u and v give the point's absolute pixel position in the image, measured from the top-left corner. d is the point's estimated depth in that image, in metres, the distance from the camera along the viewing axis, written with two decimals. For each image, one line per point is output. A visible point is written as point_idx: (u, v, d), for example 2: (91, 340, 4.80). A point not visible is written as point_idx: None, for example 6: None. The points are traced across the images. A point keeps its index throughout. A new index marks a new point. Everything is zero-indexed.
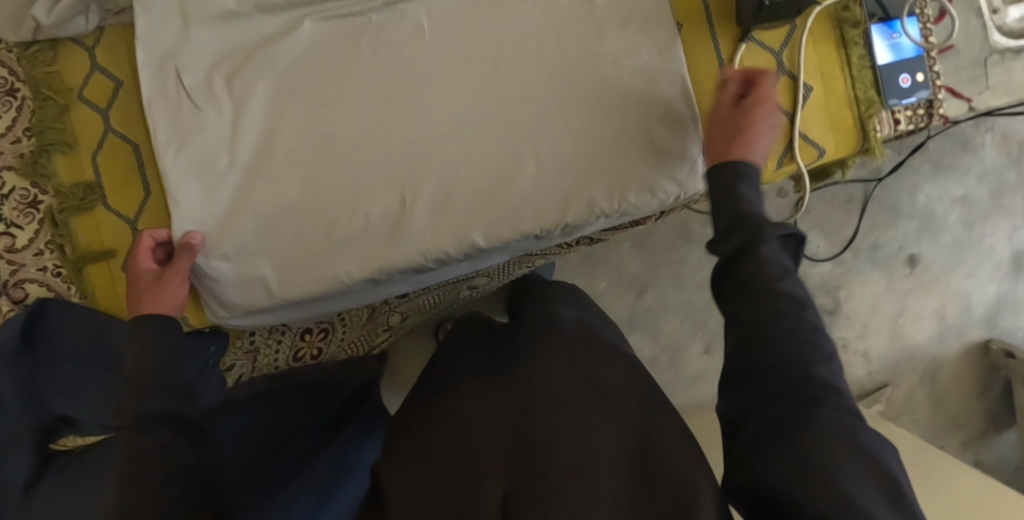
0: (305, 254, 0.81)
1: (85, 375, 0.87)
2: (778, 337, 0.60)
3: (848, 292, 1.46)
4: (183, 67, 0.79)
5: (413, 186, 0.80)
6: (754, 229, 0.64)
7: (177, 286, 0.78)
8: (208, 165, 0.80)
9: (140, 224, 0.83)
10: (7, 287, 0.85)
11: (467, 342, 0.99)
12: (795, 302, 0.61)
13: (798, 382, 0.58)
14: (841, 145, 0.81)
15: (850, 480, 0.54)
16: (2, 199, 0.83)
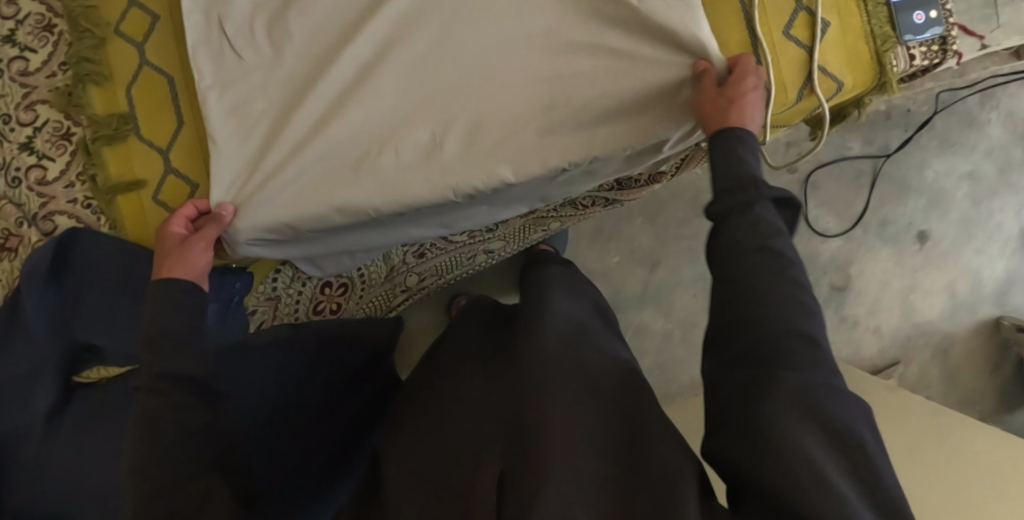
0: (331, 188, 0.81)
1: (112, 306, 0.87)
2: (771, 290, 0.63)
3: (859, 268, 1.47)
4: (226, 16, 0.83)
5: (447, 123, 0.82)
6: (748, 192, 0.67)
7: (200, 252, 0.81)
8: (245, 107, 0.83)
9: (171, 153, 0.85)
10: (37, 220, 0.86)
11: (472, 338, 1.01)
12: (782, 259, 0.64)
13: (780, 331, 0.61)
14: (859, 79, 0.83)
15: (805, 428, 0.57)
16: (36, 131, 0.86)
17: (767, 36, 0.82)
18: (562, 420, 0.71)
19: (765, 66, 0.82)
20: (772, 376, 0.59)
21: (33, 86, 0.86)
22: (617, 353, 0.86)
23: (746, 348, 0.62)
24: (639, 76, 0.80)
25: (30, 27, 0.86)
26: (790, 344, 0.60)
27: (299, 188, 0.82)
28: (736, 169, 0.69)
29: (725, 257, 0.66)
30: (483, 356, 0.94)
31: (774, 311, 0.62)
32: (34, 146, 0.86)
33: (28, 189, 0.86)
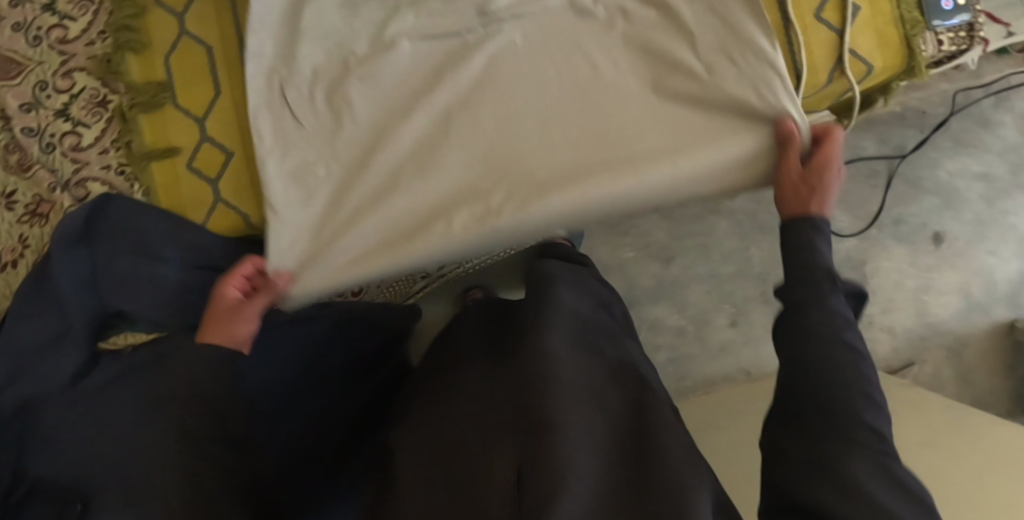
0: (394, 243, 0.87)
1: (146, 273, 0.88)
2: (826, 377, 0.63)
3: (873, 267, 1.48)
4: (286, 83, 0.88)
5: (492, 190, 0.86)
6: (819, 285, 0.69)
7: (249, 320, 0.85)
8: (305, 172, 0.88)
9: (208, 123, 0.87)
10: (69, 186, 0.86)
11: (474, 339, 1.00)
12: (855, 352, 0.65)
13: (842, 411, 0.61)
14: (888, 61, 0.84)
15: (885, 499, 0.55)
16: (72, 98, 0.86)
17: (798, 17, 0.83)
18: (575, 418, 0.72)
19: (796, 48, 0.83)
20: (845, 449, 0.58)
21: (71, 54, 0.87)
22: (614, 356, 0.88)
23: (811, 421, 0.62)
24: (698, 135, 0.84)
25: None
26: (861, 427, 0.60)
27: (353, 252, 0.88)
28: (804, 256, 0.71)
29: (792, 339, 0.67)
30: (483, 352, 0.95)
31: (838, 389, 0.62)
32: (68, 113, 0.86)
33: (61, 155, 0.86)
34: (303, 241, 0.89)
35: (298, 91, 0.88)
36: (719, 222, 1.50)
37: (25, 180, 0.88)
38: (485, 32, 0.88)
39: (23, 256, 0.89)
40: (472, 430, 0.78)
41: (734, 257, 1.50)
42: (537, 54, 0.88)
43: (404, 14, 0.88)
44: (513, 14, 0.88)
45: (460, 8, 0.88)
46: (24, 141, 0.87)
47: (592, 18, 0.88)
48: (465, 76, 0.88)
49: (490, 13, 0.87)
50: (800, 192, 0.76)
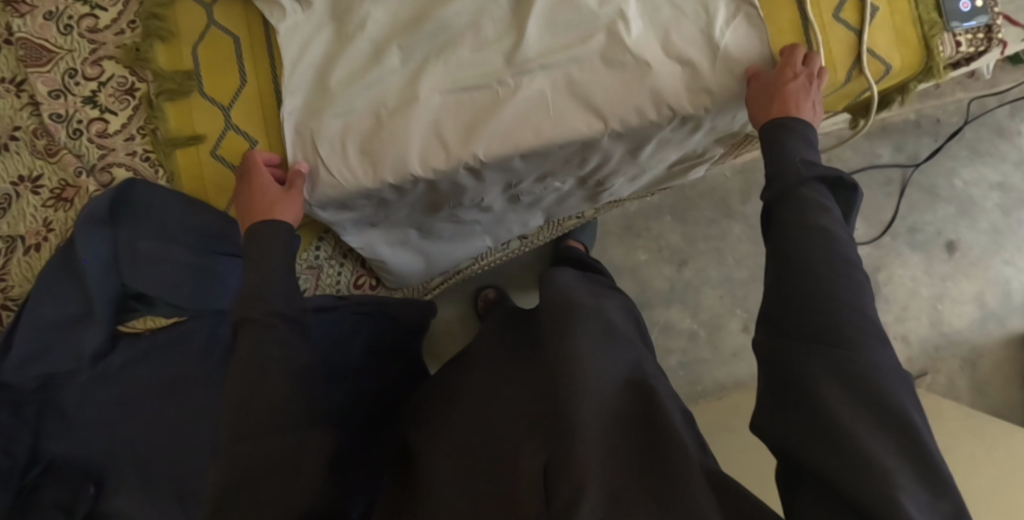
0: (439, 214, 1.01)
1: (169, 256, 0.86)
2: (816, 287, 0.66)
3: (887, 274, 1.48)
4: (319, 136, 0.83)
5: (520, 182, 0.94)
6: (792, 179, 0.73)
7: (285, 200, 0.83)
8: (349, 203, 0.88)
9: (232, 111, 0.87)
10: (95, 171, 0.88)
11: (498, 337, 1.01)
12: (835, 251, 0.68)
13: (831, 325, 0.63)
14: (906, 61, 0.85)
15: (864, 432, 0.58)
16: (101, 85, 0.89)
17: (817, 15, 0.84)
18: (598, 428, 0.71)
19: (815, 44, 0.83)
20: (831, 369, 0.61)
21: (101, 42, 0.89)
22: (638, 360, 0.87)
23: (805, 333, 0.64)
24: (672, 149, 0.95)
25: None
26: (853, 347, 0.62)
27: (418, 226, 1.04)
28: (784, 158, 0.76)
29: (784, 256, 0.70)
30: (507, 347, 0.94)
31: (828, 300, 0.65)
32: (96, 101, 0.89)
33: (88, 141, 0.89)
34: (364, 225, 0.99)
35: (329, 149, 0.84)
36: (733, 226, 1.51)
37: (51, 165, 0.90)
38: (516, 84, 0.81)
39: (46, 240, 0.90)
40: (496, 430, 0.79)
41: (748, 261, 1.50)
42: (570, 110, 0.81)
43: (430, 65, 0.82)
44: (541, 65, 0.81)
45: (489, 58, 0.82)
46: (53, 127, 0.89)
47: (624, 69, 0.80)
48: (503, 124, 0.81)
49: (521, 62, 0.81)
50: (774, 110, 0.78)
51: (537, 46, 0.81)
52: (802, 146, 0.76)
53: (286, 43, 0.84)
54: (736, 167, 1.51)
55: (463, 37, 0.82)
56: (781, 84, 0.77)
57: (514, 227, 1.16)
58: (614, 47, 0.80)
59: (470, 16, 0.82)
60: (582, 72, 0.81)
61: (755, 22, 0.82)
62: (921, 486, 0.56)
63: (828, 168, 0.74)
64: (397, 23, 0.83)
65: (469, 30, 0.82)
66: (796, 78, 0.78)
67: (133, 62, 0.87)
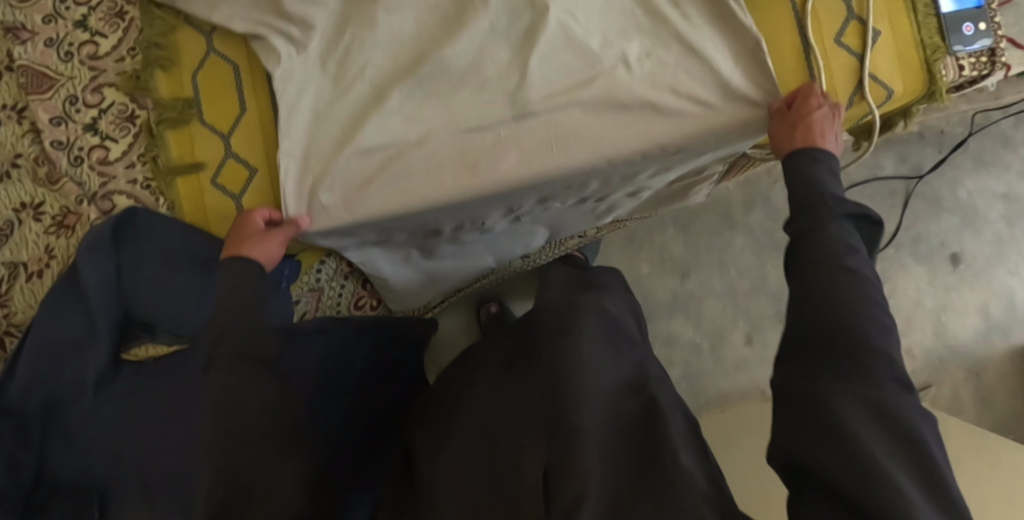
0: (440, 235, 1.01)
1: (172, 285, 0.88)
2: (839, 315, 0.64)
3: (891, 286, 1.48)
4: (319, 187, 0.83)
5: (520, 205, 0.94)
6: (823, 213, 0.69)
7: (271, 246, 0.82)
8: (350, 232, 0.89)
9: (231, 139, 0.86)
10: (96, 199, 0.89)
11: (497, 339, 1.01)
12: (858, 277, 0.65)
13: (852, 353, 0.62)
14: (909, 85, 0.84)
15: (885, 458, 0.57)
16: (102, 113, 0.89)
17: (818, 41, 0.83)
18: (596, 434, 0.71)
19: (817, 71, 0.82)
20: (853, 394, 0.60)
21: (102, 69, 0.90)
22: (646, 373, 0.87)
23: (825, 357, 0.63)
24: (673, 171, 0.95)
25: (103, 13, 0.90)
26: (869, 364, 0.61)
27: (420, 246, 1.04)
28: (805, 190, 0.72)
29: (800, 276, 0.67)
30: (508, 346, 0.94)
31: (846, 311, 0.63)
32: (97, 127, 0.89)
33: (89, 168, 0.89)
34: (365, 248, 0.99)
35: (329, 188, 0.83)
36: (736, 238, 1.50)
37: (53, 192, 0.90)
38: (518, 127, 0.81)
39: (48, 267, 0.90)
40: (496, 432, 0.78)
41: (751, 273, 1.49)
42: (571, 144, 0.80)
43: (433, 105, 0.82)
44: (546, 108, 0.80)
45: (493, 98, 0.81)
46: (54, 154, 0.89)
47: (627, 112, 0.80)
48: (506, 163, 0.81)
49: (523, 104, 0.81)
50: (800, 140, 0.76)
51: (541, 87, 0.80)
52: (828, 177, 0.73)
53: (282, 75, 0.83)
54: (738, 179, 1.50)
55: (466, 79, 0.82)
56: (806, 117, 0.76)
57: (515, 247, 1.16)
58: (618, 88, 0.80)
59: (474, 52, 0.81)
60: (586, 114, 0.81)
61: (755, 58, 0.80)
62: (935, 509, 0.55)
63: (854, 206, 0.70)
64: (398, 62, 0.82)
65: (471, 66, 0.81)
66: (821, 111, 0.77)
67: (133, 89, 0.87)
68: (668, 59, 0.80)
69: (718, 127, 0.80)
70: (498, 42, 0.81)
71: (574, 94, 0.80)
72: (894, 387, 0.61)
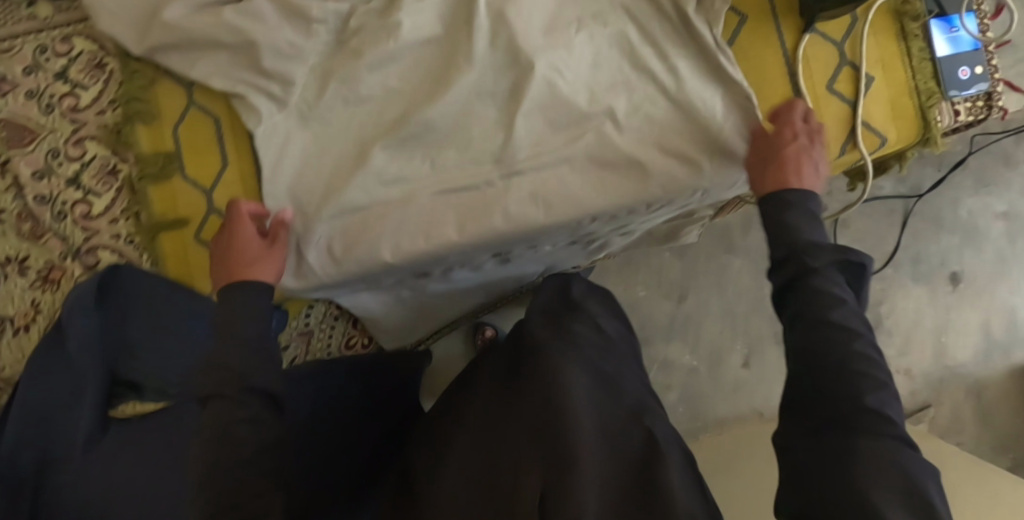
0: (429, 280, 1.00)
1: (162, 342, 0.88)
2: (835, 368, 0.65)
3: (889, 307, 1.46)
4: (304, 242, 0.83)
5: (509, 251, 0.93)
6: (803, 261, 0.69)
7: (273, 260, 0.78)
8: (338, 284, 0.88)
9: (215, 193, 0.86)
10: (80, 253, 0.88)
11: (490, 352, 0.99)
12: (849, 332, 0.66)
13: (852, 411, 0.62)
14: (903, 133, 0.83)
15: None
16: (83, 166, 0.87)
17: (810, 88, 0.82)
18: (596, 470, 0.73)
19: None
20: (861, 451, 0.60)
21: (83, 122, 0.88)
22: (645, 403, 0.87)
23: (823, 414, 0.64)
24: (664, 215, 0.93)
25: (83, 65, 0.89)
26: (871, 412, 0.62)
27: (410, 290, 1.03)
28: (790, 236, 0.71)
29: (796, 331, 0.68)
30: (497, 369, 0.93)
31: (843, 367, 0.65)
32: (80, 182, 0.87)
33: (73, 224, 0.88)
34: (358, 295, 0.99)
35: (316, 246, 0.83)
36: (733, 260, 1.49)
37: (38, 247, 0.89)
38: (505, 185, 0.81)
39: (36, 322, 0.90)
40: (495, 455, 0.79)
41: (748, 295, 1.48)
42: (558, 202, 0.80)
43: (419, 163, 0.82)
44: (532, 166, 0.80)
45: (479, 157, 0.81)
46: (37, 209, 0.88)
47: (617, 171, 0.81)
48: (495, 221, 0.80)
49: (511, 163, 0.81)
50: (771, 183, 0.75)
51: (528, 148, 0.80)
52: (802, 221, 0.72)
53: (263, 131, 0.82)
54: None
55: (453, 136, 0.81)
56: (780, 153, 0.76)
57: (509, 283, 1.13)
58: (605, 148, 0.80)
59: (459, 109, 0.80)
60: (573, 172, 0.81)
61: (748, 112, 0.80)
62: None
63: (840, 253, 0.69)
64: (382, 121, 0.82)
65: (456, 121, 0.81)
66: (794, 143, 0.76)
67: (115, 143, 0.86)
68: (657, 118, 0.80)
69: (707, 179, 0.81)
70: (482, 100, 0.81)
71: (562, 152, 0.80)
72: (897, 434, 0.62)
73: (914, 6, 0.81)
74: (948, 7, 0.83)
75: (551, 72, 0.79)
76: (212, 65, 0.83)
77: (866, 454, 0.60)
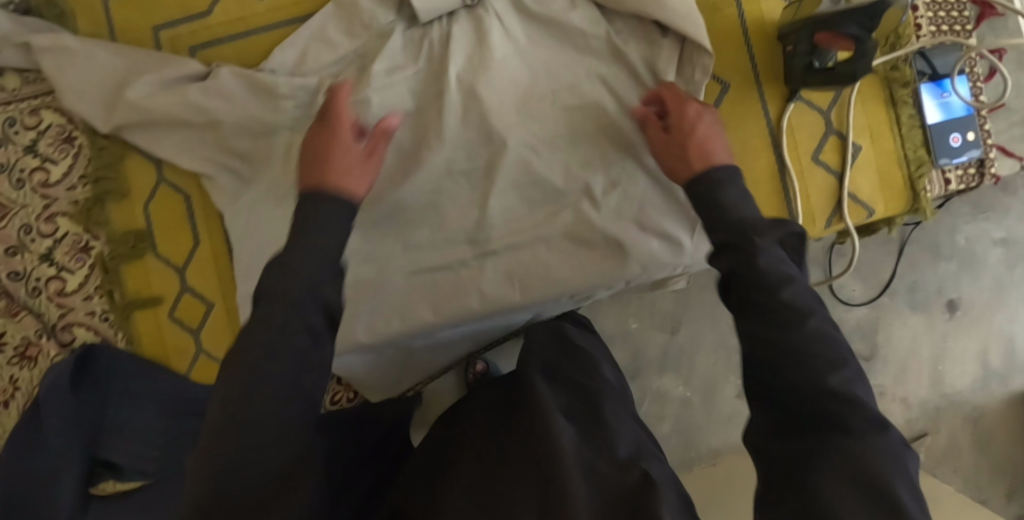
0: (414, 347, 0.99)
1: (138, 421, 0.86)
2: (791, 344, 0.55)
3: (884, 336, 1.40)
4: None
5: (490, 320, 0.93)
6: (745, 244, 0.62)
7: (363, 178, 0.66)
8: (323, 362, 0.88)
9: (188, 272, 0.87)
10: (55, 330, 0.87)
11: (482, 387, 0.89)
12: (800, 309, 0.57)
13: (816, 396, 0.53)
14: (891, 206, 0.83)
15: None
16: (55, 242, 0.87)
17: (795, 159, 0.82)
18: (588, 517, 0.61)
19: (790, 191, 0.81)
20: (826, 460, 0.51)
21: (53, 197, 0.87)
22: (630, 412, 0.80)
23: (790, 413, 0.54)
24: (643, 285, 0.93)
25: (52, 139, 0.87)
26: (836, 397, 0.53)
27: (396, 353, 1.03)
28: (723, 217, 0.65)
29: (742, 317, 0.59)
30: (484, 419, 0.80)
31: (809, 345, 0.55)
32: (53, 259, 0.87)
33: (47, 300, 0.87)
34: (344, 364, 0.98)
35: None
36: None
37: (14, 324, 0.88)
38: (480, 264, 0.80)
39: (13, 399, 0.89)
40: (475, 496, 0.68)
41: None
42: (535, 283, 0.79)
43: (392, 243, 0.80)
44: (507, 246, 0.79)
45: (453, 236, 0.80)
46: (10, 285, 0.87)
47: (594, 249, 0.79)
48: (471, 301, 0.79)
49: (485, 243, 0.80)
50: (696, 162, 0.69)
51: (502, 227, 0.79)
52: (736, 199, 0.66)
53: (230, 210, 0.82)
54: None
55: (425, 215, 0.80)
56: (691, 134, 0.71)
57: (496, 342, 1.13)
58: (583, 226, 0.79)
59: (430, 188, 0.79)
60: (551, 251, 0.79)
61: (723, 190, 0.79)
62: None
63: (781, 230, 0.63)
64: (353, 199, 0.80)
65: (427, 200, 0.79)
66: (696, 119, 0.72)
67: (88, 220, 0.86)
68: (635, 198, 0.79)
69: (688, 256, 0.80)
70: (453, 174, 0.79)
71: (537, 234, 0.79)
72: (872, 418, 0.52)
73: (903, 72, 0.82)
74: (941, 72, 0.83)
75: (527, 152, 0.78)
76: (183, 142, 0.82)
77: (830, 455, 0.51)
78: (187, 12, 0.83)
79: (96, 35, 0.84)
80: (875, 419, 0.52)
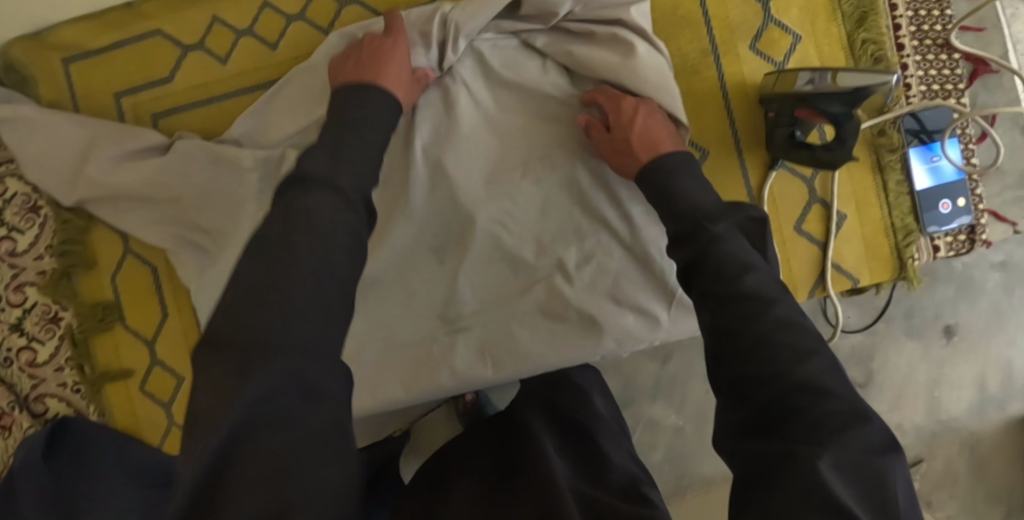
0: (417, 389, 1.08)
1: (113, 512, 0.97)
2: (747, 346, 0.75)
3: (881, 362, 1.41)
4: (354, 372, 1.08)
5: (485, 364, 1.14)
6: (709, 234, 0.85)
7: (400, 58, 0.96)
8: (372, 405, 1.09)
9: (156, 340, 1.06)
10: (28, 401, 1.03)
11: (474, 443, 0.94)
12: (763, 302, 0.77)
13: (780, 391, 0.71)
14: (875, 285, 0.99)
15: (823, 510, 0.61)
16: (26, 313, 1.03)
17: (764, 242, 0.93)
18: None
19: (774, 236, 1.17)
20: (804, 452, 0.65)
21: (21, 267, 1.03)
22: (619, 429, 0.97)
23: (765, 409, 0.71)
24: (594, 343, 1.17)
25: (17, 209, 1.03)
26: (807, 390, 0.69)
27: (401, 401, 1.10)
28: (718, 253, 0.83)
29: (726, 339, 0.77)
30: (490, 453, 0.91)
31: (782, 345, 0.73)
32: (22, 327, 1.03)
33: (18, 370, 1.03)
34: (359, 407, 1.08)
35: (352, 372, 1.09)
36: None
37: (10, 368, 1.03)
38: (451, 339, 1.09)
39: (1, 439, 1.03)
40: None
41: None
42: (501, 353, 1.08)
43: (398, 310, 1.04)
44: (474, 320, 1.09)
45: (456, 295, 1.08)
46: None
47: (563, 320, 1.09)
48: (467, 350, 1.08)
49: (455, 317, 1.09)
50: (644, 151, 0.99)
51: (473, 301, 1.09)
52: (690, 187, 0.93)
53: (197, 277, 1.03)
54: None
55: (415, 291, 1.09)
56: (629, 135, 1.00)
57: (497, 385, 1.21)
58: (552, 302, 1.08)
59: (399, 265, 1.08)
60: (523, 326, 1.09)
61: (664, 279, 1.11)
62: None
63: (741, 212, 0.90)
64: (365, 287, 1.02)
65: (401, 275, 1.09)
66: (630, 111, 1.02)
67: (56, 290, 1.03)
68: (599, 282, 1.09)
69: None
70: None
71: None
72: (848, 403, 0.69)
73: (888, 137, 1.18)
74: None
75: (488, 227, 0.89)
76: (156, 218, 1.03)
77: (790, 466, 0.65)
78: (158, 78, 1.06)
79: (140, 122, 1.07)
80: (847, 405, 0.68)
